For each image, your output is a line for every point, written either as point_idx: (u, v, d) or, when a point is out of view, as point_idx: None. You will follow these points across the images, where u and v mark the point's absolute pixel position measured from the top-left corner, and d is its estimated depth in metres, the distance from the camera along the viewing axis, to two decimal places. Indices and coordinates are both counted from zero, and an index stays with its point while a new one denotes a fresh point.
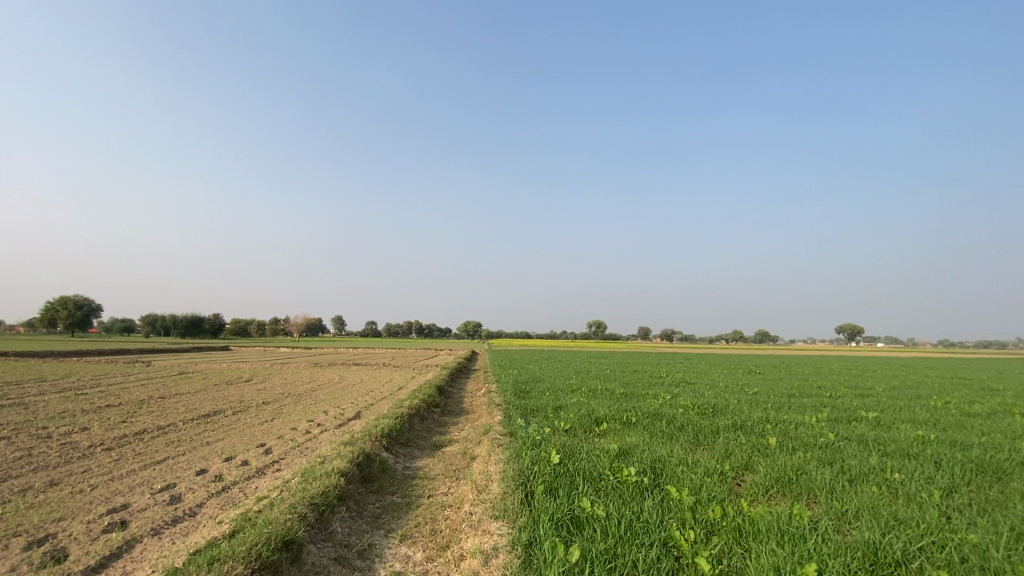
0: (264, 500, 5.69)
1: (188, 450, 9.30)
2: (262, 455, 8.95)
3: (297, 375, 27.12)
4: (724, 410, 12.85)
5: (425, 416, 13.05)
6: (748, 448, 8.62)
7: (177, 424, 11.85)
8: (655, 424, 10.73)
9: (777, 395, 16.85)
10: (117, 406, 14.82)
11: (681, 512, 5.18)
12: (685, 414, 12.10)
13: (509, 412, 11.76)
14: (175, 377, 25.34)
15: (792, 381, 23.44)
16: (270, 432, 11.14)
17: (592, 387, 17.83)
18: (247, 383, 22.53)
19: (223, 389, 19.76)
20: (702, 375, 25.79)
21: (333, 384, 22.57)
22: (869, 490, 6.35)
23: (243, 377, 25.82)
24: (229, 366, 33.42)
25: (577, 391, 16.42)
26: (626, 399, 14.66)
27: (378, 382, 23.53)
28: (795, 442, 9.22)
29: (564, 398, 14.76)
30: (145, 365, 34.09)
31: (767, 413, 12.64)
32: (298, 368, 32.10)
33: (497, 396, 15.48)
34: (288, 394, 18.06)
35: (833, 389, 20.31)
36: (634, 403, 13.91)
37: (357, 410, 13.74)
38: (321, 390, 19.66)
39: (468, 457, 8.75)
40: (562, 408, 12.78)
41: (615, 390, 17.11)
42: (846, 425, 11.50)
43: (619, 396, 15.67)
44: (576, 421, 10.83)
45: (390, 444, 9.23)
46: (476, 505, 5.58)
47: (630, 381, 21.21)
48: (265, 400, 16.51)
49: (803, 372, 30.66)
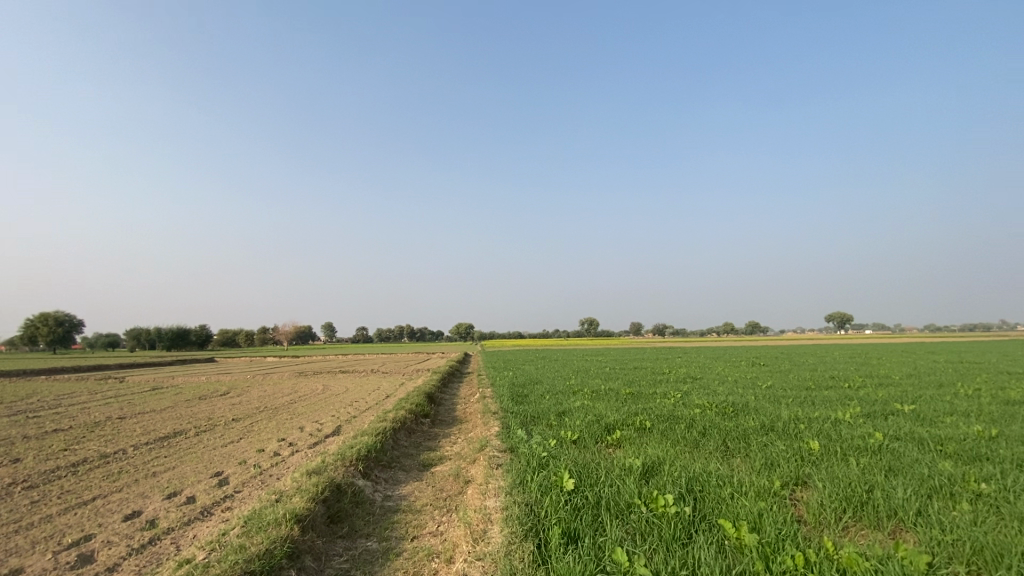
0: (186, 568, 4.24)
1: (125, 486, 7.76)
2: (213, 488, 7.45)
3: (278, 386, 25.37)
4: (746, 409, 11.54)
5: (412, 428, 11.61)
6: (792, 458, 7.30)
7: (125, 451, 10.28)
8: (675, 430, 9.40)
9: (795, 389, 15.61)
10: (65, 431, 13.16)
11: (751, 562, 3.85)
12: (704, 416, 10.77)
13: (507, 422, 10.36)
14: (144, 393, 23.52)
15: (804, 373, 22.19)
16: (232, 456, 9.63)
17: (594, 388, 16.47)
18: (222, 397, 20.87)
19: (193, 405, 18.07)
20: (707, 370, 24.50)
21: (315, 394, 20.94)
22: (969, 511, 5.05)
23: (220, 390, 24.07)
24: (206, 380, 31.46)
25: (581, 394, 14.98)
26: (635, 401, 13.32)
27: (364, 390, 21.93)
28: (843, 446, 7.90)
29: (566, 401, 13.36)
30: (117, 380, 32.02)
31: (794, 410, 11.37)
32: (281, 378, 30.44)
33: (493, 402, 14.05)
34: (263, 409, 16.48)
35: (849, 378, 19.15)
36: (644, 405, 12.56)
37: (336, 426, 12.25)
38: (300, 402, 18.07)
39: (461, 481, 7.33)
40: (566, 414, 11.40)
41: (620, 390, 15.75)
42: (886, 420, 10.25)
43: (625, 397, 14.32)
44: (585, 430, 9.45)
45: (368, 468, 7.78)
46: (471, 562, 4.19)
47: (634, 379, 19.90)
48: (236, 416, 14.94)
49: (809, 362, 29.58)
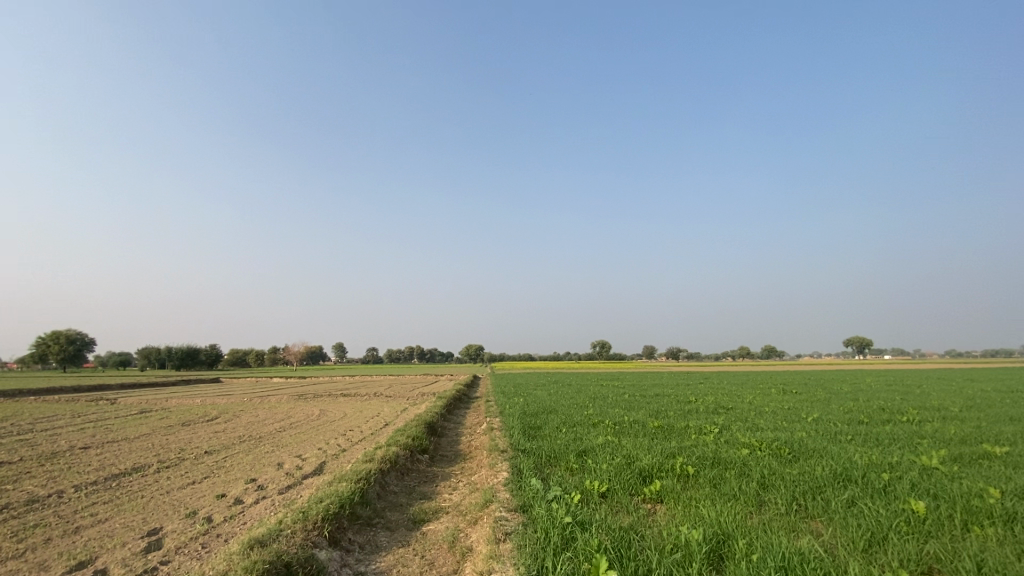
0: None
1: (27, 551, 6.05)
2: (133, 557, 5.73)
3: (271, 411, 23.63)
4: (805, 451, 9.60)
5: (406, 469, 9.84)
6: (900, 530, 5.42)
7: (60, 496, 8.60)
8: (728, 481, 7.54)
9: (847, 424, 13.62)
10: (13, 465, 11.53)
11: None
12: (757, 459, 8.88)
13: (518, 465, 8.58)
14: (128, 417, 21.88)
15: (846, 402, 20.04)
16: (183, 505, 7.92)
17: (616, 420, 14.57)
18: (208, 423, 19.20)
19: (171, 432, 16.40)
20: (737, 398, 22.40)
21: (308, 421, 19.15)
22: None
23: (209, 415, 22.42)
24: (201, 402, 29.77)
25: (601, 427, 13.11)
26: (667, 439, 11.43)
27: (362, 417, 20.13)
28: (960, 510, 5.99)
29: (586, 437, 11.52)
30: (110, 401, 30.51)
31: (863, 454, 9.41)
32: (279, 402, 28.76)
33: (501, 436, 12.24)
34: (245, 439, 14.75)
35: (902, 410, 17.05)
36: (679, 444, 10.66)
37: (318, 464, 10.50)
38: (289, 431, 16.34)
39: (456, 553, 5.55)
40: (588, 454, 9.59)
41: (646, 423, 13.84)
42: (986, 468, 8.29)
43: (654, 432, 12.42)
44: (614, 479, 7.63)
45: (339, 531, 6.04)
46: None
47: (659, 408, 17.94)
48: (210, 448, 13.21)
49: (846, 389, 27.32)
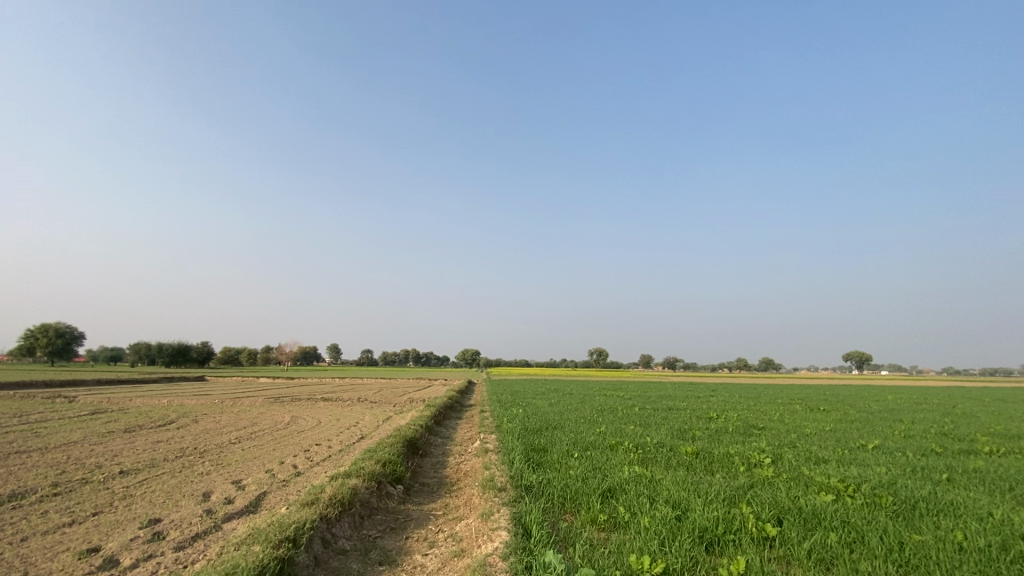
0: None
1: None
2: None
3: (238, 416, 20.88)
4: (913, 501, 7.05)
5: (370, 511, 7.21)
6: None
7: None
8: (843, 559, 4.99)
9: (925, 457, 11.13)
10: None
11: None
12: (858, 514, 6.33)
13: (524, 517, 6.01)
14: (71, 419, 19.06)
15: (893, 425, 17.43)
16: (22, 570, 5.29)
17: (637, 442, 11.99)
18: (157, 429, 16.50)
19: (105, 441, 13.72)
20: (764, 416, 19.75)
21: (273, 431, 16.45)
22: None
23: (166, 419, 19.70)
24: (167, 403, 26.95)
25: (622, 453, 10.51)
26: (712, 473, 8.84)
27: (336, 427, 17.44)
28: None
29: (606, 468, 8.95)
30: (67, 400, 27.58)
31: (995, 507, 6.86)
32: (253, 405, 26.01)
33: (498, 463, 9.63)
34: (185, 453, 12.08)
35: (965, 437, 14.65)
36: (733, 483, 8.06)
37: (254, 500, 7.86)
38: (244, 444, 13.63)
39: None
40: (618, 498, 7.02)
41: (676, 448, 11.25)
42: None
43: (690, 462, 9.87)
44: (671, 550, 5.08)
45: None
46: None
47: (681, 427, 15.39)
48: (132, 466, 10.51)
49: (877, 408, 24.99)
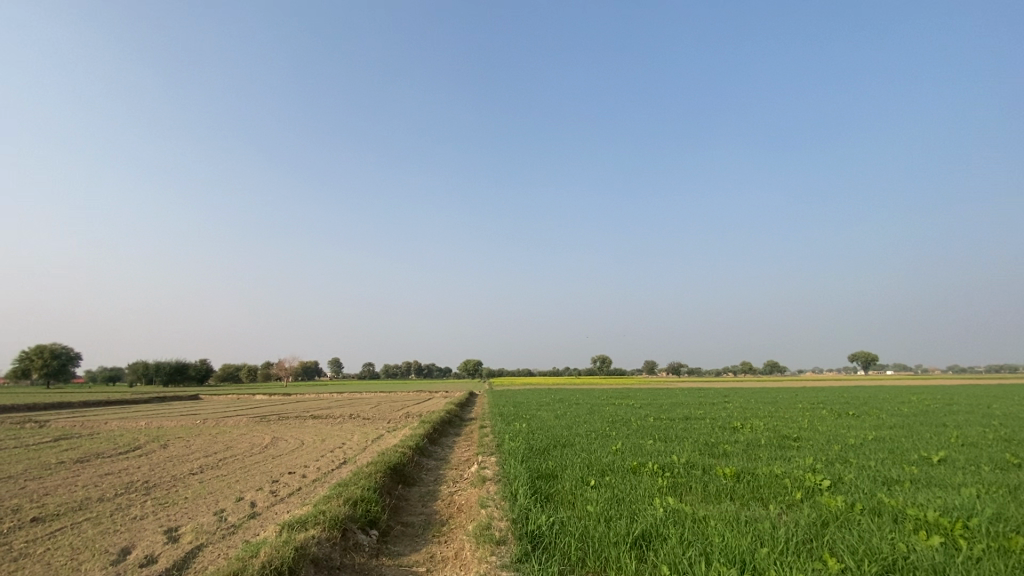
0: None
1: None
2: None
3: (214, 439, 19.04)
4: None
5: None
6: None
7: None
8: None
9: (1010, 472, 9.25)
10: None
11: None
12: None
13: None
14: (27, 447, 17.22)
15: (942, 431, 15.52)
16: None
17: (661, 463, 10.16)
18: (116, 458, 14.69)
19: (46, 475, 11.90)
20: (794, 424, 17.85)
21: (246, 457, 14.61)
22: None
23: (134, 445, 17.89)
24: (145, 425, 25.08)
25: (648, 479, 8.69)
26: (766, 506, 6.99)
27: (318, 450, 15.60)
28: None
29: (633, 502, 7.13)
30: (39, 425, 25.76)
31: None
32: (236, 425, 24.18)
33: (497, 496, 7.81)
34: (128, 489, 10.25)
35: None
36: (798, 520, 6.23)
37: (177, 561, 6.06)
38: (204, 474, 11.80)
39: None
40: (657, 554, 5.21)
41: (710, 469, 9.43)
42: None
43: (733, 488, 8.06)
44: None
45: None
46: None
47: (708, 440, 13.54)
48: (55, 509, 8.71)
49: (912, 411, 23.07)
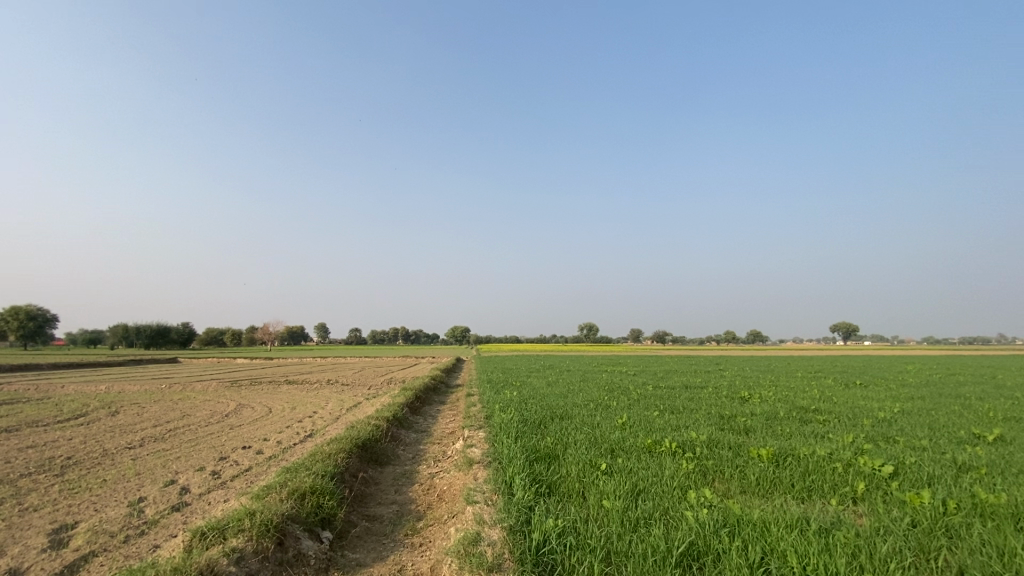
0: None
1: None
2: None
3: (173, 405, 17.24)
4: None
5: None
6: None
7: None
8: None
9: None
10: None
11: None
12: None
13: None
14: None
15: (968, 404, 14.30)
16: None
17: (679, 441, 8.62)
18: (49, 428, 12.79)
19: None
20: (805, 395, 16.58)
21: (200, 427, 12.85)
22: None
23: (80, 411, 15.99)
24: (104, 390, 23.08)
25: (670, 461, 7.15)
26: (834, 504, 5.45)
27: (284, 420, 13.91)
28: None
29: (663, 498, 5.54)
30: None
31: None
32: (202, 391, 22.36)
33: (486, 485, 6.19)
34: (38, 468, 8.46)
35: None
36: (886, 526, 4.71)
37: None
38: (140, 449, 10.02)
39: None
40: None
41: (740, 450, 7.94)
42: None
43: (778, 474, 6.54)
44: None
45: None
46: None
47: (722, 413, 12.08)
48: None
49: (922, 381, 21.99)
